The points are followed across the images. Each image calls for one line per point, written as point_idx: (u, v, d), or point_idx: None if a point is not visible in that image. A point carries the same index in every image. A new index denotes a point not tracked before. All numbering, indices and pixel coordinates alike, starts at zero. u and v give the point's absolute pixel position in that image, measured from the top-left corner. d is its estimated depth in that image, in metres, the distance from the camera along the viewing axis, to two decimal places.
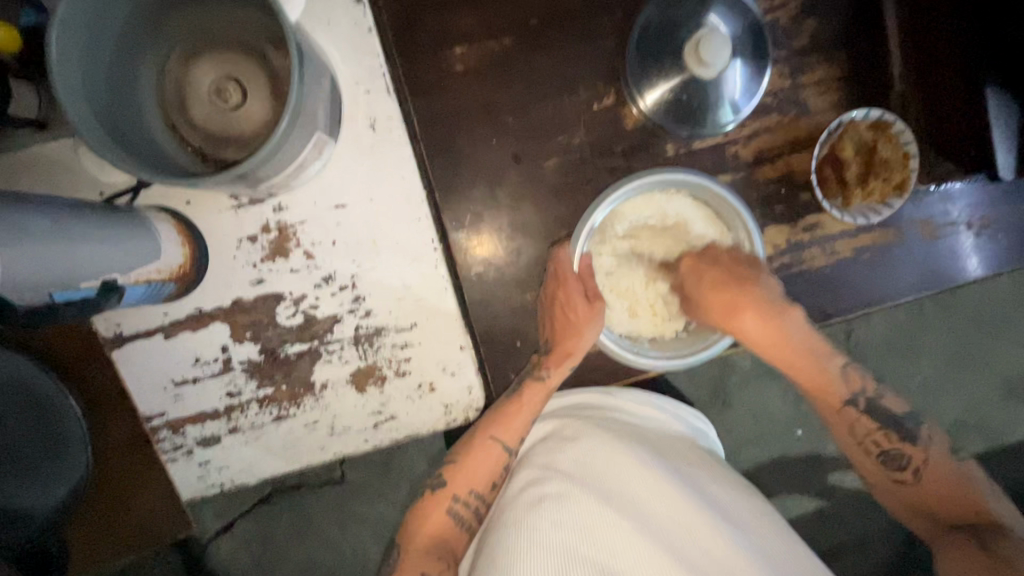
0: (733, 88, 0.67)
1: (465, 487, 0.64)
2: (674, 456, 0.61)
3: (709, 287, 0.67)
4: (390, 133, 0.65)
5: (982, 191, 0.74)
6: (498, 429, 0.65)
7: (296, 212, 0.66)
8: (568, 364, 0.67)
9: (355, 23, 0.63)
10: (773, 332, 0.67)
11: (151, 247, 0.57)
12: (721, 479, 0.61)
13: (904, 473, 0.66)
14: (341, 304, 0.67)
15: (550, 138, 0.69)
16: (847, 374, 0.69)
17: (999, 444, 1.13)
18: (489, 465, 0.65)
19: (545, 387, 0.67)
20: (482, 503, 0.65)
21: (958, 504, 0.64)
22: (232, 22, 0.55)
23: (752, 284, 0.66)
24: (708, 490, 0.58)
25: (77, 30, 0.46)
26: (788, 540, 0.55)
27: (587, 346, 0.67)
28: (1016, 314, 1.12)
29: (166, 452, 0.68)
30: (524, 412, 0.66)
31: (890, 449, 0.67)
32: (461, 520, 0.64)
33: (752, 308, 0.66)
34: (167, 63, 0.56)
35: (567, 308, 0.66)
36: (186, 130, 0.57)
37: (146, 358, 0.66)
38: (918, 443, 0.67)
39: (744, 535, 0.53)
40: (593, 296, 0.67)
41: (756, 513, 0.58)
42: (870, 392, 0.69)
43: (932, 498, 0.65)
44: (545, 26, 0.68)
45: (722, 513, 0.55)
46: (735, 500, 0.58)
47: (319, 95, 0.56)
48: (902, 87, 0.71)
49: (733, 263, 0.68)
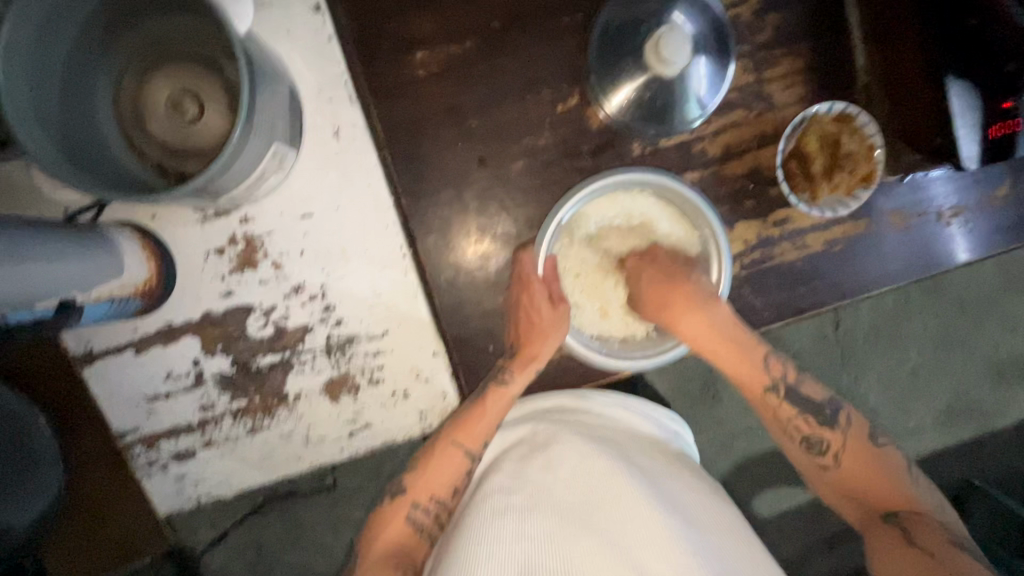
0: (698, 85, 0.67)
1: (424, 493, 0.64)
2: (643, 461, 0.61)
3: (648, 284, 0.68)
4: (353, 142, 0.66)
5: (953, 179, 0.73)
6: (460, 434, 0.65)
7: (263, 223, 0.65)
8: (534, 367, 0.66)
9: (316, 32, 0.64)
10: (742, 331, 0.67)
11: (116, 265, 0.57)
12: (690, 485, 0.61)
13: (823, 457, 0.65)
14: (311, 313, 0.67)
15: (517, 140, 0.69)
16: (771, 363, 0.68)
17: (987, 428, 1.14)
18: (451, 470, 0.64)
19: (508, 392, 0.66)
20: (442, 508, 0.64)
21: (883, 492, 0.62)
22: (185, 35, 0.55)
23: (683, 282, 0.67)
24: (674, 498, 0.57)
25: (22, 49, 0.45)
26: (750, 547, 0.56)
27: (554, 349, 0.67)
28: (1000, 298, 1.12)
29: (139, 468, 0.68)
30: (488, 417, 0.65)
31: (812, 435, 0.66)
32: (419, 525, 0.63)
33: (683, 304, 0.66)
34: (122, 79, 0.56)
35: (531, 310, 0.66)
36: (145, 145, 0.57)
37: (116, 374, 0.66)
38: (836, 429, 0.66)
39: (707, 543, 0.53)
40: (557, 298, 0.68)
41: (722, 518, 0.58)
42: (791, 380, 0.68)
43: (850, 481, 0.64)
44: (505, 29, 0.68)
45: (686, 521, 0.55)
46: (702, 505, 0.58)
47: (276, 106, 0.56)
48: (867, 79, 0.71)
49: (670, 262, 0.69)
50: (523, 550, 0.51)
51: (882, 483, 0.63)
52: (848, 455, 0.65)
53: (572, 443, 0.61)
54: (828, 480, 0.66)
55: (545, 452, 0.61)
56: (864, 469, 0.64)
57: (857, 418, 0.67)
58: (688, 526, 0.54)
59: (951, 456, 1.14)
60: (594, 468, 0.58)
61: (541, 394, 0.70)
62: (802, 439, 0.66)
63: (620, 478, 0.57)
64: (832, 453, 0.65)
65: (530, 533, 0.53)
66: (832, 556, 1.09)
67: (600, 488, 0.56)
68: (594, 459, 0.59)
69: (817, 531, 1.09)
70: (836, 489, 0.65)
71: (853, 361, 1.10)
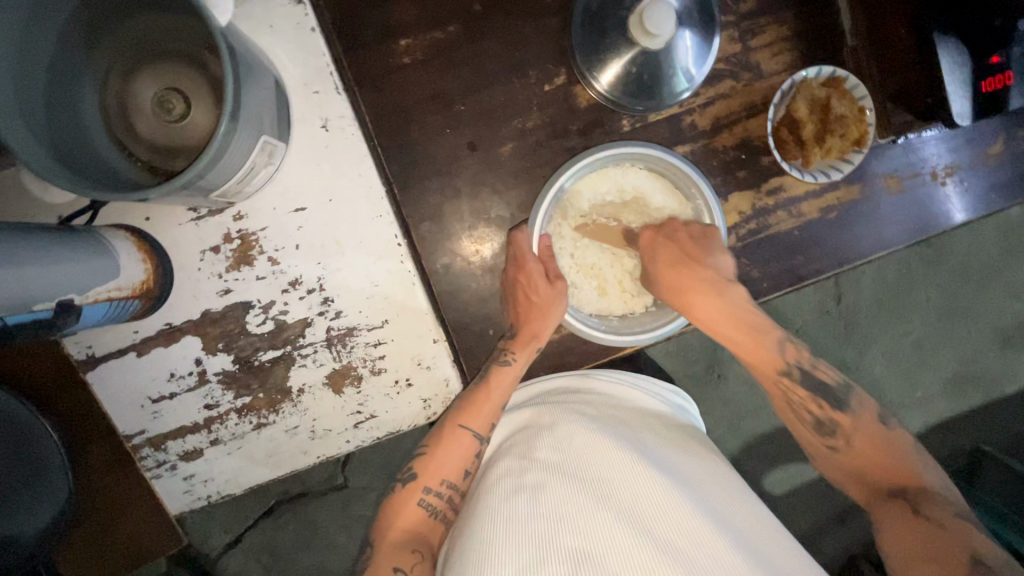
0: (684, 58, 0.66)
1: (435, 478, 0.64)
2: (647, 436, 0.61)
3: (664, 266, 0.69)
4: (342, 132, 0.65)
5: (946, 138, 0.73)
6: (465, 417, 0.65)
7: (256, 219, 0.66)
8: (534, 347, 0.67)
9: (297, 24, 0.63)
10: (721, 308, 0.68)
11: (111, 265, 0.57)
12: (697, 455, 0.61)
13: (836, 440, 0.66)
14: (310, 307, 0.67)
15: (505, 122, 0.69)
16: (784, 347, 0.69)
17: (995, 393, 1.14)
18: (459, 454, 0.65)
19: (512, 372, 0.67)
20: (454, 491, 0.65)
21: (894, 469, 0.63)
22: (169, 33, 0.55)
23: (699, 265, 0.68)
24: (683, 469, 0.58)
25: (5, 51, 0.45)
26: (759, 514, 0.56)
27: (552, 327, 0.68)
28: (1003, 262, 1.12)
29: (149, 469, 0.69)
30: (492, 400, 0.66)
31: (823, 416, 0.67)
32: (434, 511, 0.63)
33: (699, 287, 0.68)
34: (107, 81, 0.56)
35: (528, 289, 0.67)
36: (134, 145, 0.57)
37: (119, 377, 0.66)
38: (846, 409, 0.67)
39: (717, 512, 0.53)
40: (554, 276, 0.68)
41: (730, 487, 0.58)
42: (805, 364, 0.69)
43: (868, 466, 0.64)
44: (488, 12, 0.68)
45: (694, 491, 0.55)
46: (709, 475, 0.58)
47: (261, 99, 0.56)
48: (855, 43, 0.70)
49: (687, 240, 0.69)
50: (532, 529, 0.52)
51: (895, 460, 0.64)
52: (859, 436, 0.66)
53: (577, 423, 0.61)
54: (838, 461, 0.66)
55: (552, 433, 0.61)
56: (872, 449, 0.65)
57: (867, 403, 0.68)
58: (697, 496, 0.54)
59: (961, 422, 1.13)
60: (600, 445, 0.58)
61: (545, 377, 0.70)
62: (815, 423, 0.67)
63: (627, 454, 0.57)
64: (844, 435, 0.66)
65: (538, 513, 0.53)
66: (846, 529, 1.09)
67: (609, 464, 0.56)
68: (600, 437, 0.59)
69: (830, 505, 1.09)
70: (846, 468, 0.66)
71: (858, 333, 1.10)
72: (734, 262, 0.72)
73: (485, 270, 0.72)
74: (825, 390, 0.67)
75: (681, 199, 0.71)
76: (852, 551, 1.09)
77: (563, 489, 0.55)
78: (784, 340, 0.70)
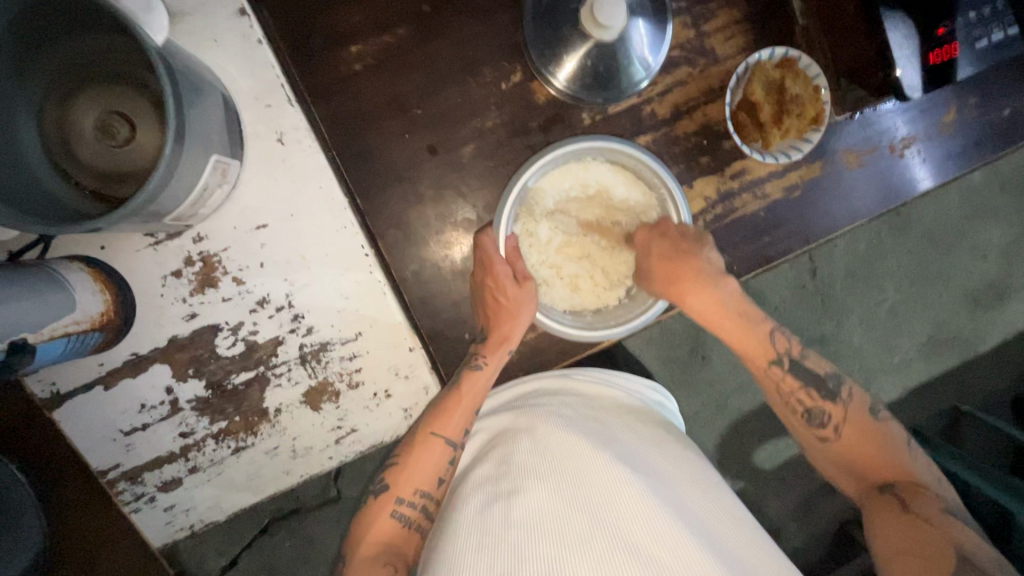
0: (639, 46, 0.66)
1: (408, 488, 0.63)
2: (626, 434, 0.62)
3: (657, 261, 0.69)
4: (299, 145, 0.64)
5: (901, 111, 0.74)
6: (438, 424, 0.64)
7: (217, 240, 0.64)
8: (506, 349, 0.68)
9: (242, 36, 0.62)
10: (713, 301, 0.70)
11: (66, 299, 0.55)
12: (672, 451, 0.61)
13: (827, 432, 0.68)
14: (281, 325, 0.66)
15: (464, 124, 0.69)
16: (775, 337, 0.71)
17: (969, 354, 1.16)
18: (436, 461, 0.64)
19: (485, 375, 0.67)
20: (429, 500, 0.64)
21: (883, 463, 0.65)
22: (107, 55, 0.54)
23: (694, 258, 0.69)
24: (657, 467, 0.58)
25: None
26: (731, 508, 0.57)
27: (524, 327, 0.68)
28: (967, 225, 1.14)
29: (127, 503, 0.67)
30: (465, 403, 0.65)
31: (812, 407, 0.69)
32: (408, 522, 0.63)
33: (694, 281, 0.69)
34: (45, 107, 0.54)
35: (497, 291, 0.66)
36: (80, 173, 0.55)
37: (88, 413, 0.64)
38: (838, 401, 0.68)
39: (689, 510, 0.54)
40: (522, 277, 0.67)
41: (702, 483, 0.59)
42: (795, 354, 0.71)
43: (851, 454, 0.67)
44: (437, 12, 0.67)
45: (668, 489, 0.56)
46: (684, 472, 0.59)
47: (209, 117, 0.55)
48: (805, 22, 0.71)
49: (681, 238, 0.68)
50: (512, 535, 0.52)
51: (883, 455, 0.65)
52: (849, 428, 0.67)
53: (555, 424, 0.61)
54: (826, 452, 0.69)
55: (529, 435, 0.61)
56: (863, 442, 0.67)
57: (857, 394, 0.69)
58: (671, 495, 0.55)
59: (938, 384, 1.16)
60: (577, 447, 0.58)
61: (521, 379, 0.70)
62: (806, 413, 0.69)
63: (603, 454, 0.57)
64: (834, 426, 0.68)
65: (517, 519, 0.53)
66: (835, 497, 1.11)
67: (584, 465, 0.57)
68: (577, 439, 0.59)
69: (819, 475, 1.11)
70: (836, 461, 0.68)
71: (834, 304, 1.12)
72: None
73: (456, 273, 0.71)
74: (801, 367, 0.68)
75: (646, 191, 0.71)
76: (842, 519, 1.11)
77: (540, 492, 0.55)
78: (775, 332, 0.71)
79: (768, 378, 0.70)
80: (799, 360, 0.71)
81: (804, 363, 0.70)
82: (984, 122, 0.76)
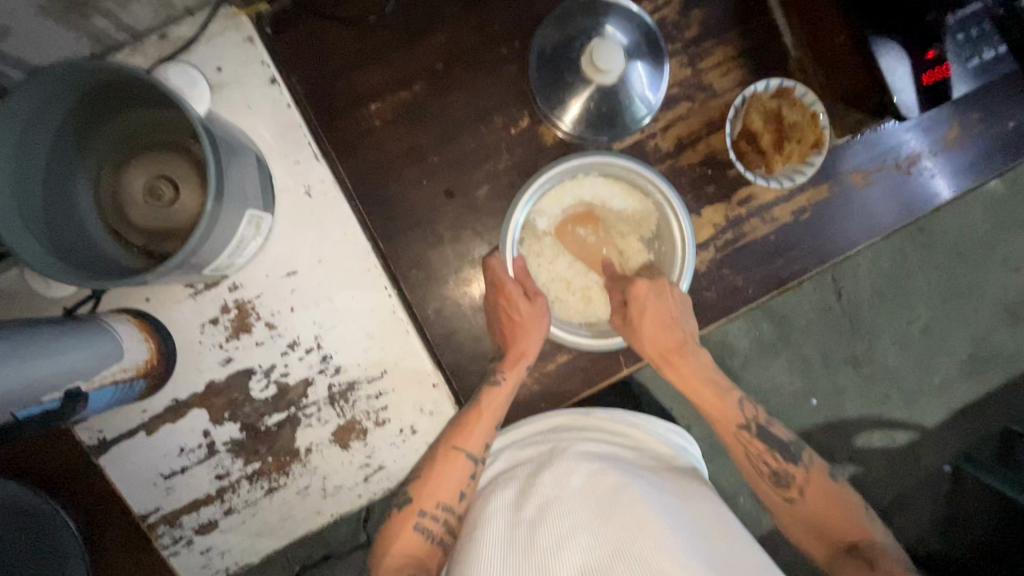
0: (639, 86, 0.71)
1: (430, 501, 0.64)
2: (647, 475, 0.62)
3: (650, 322, 0.68)
4: (325, 196, 0.69)
5: (905, 128, 0.76)
6: (460, 438, 0.66)
7: (250, 288, 0.68)
8: (523, 365, 0.69)
9: (274, 101, 0.68)
10: (697, 371, 0.71)
11: (114, 347, 0.59)
12: (693, 496, 0.61)
13: (792, 492, 0.68)
14: (310, 366, 0.69)
15: (477, 167, 0.73)
16: (747, 405, 0.71)
17: (1015, 371, 1.12)
18: (457, 476, 0.65)
19: (504, 390, 0.68)
20: (450, 514, 0.65)
21: (855, 528, 0.65)
22: (155, 127, 0.60)
23: (682, 327, 0.70)
24: (681, 507, 0.58)
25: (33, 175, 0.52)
26: (755, 550, 0.57)
27: (539, 343, 0.69)
28: (997, 238, 1.12)
29: (166, 547, 0.68)
30: (485, 419, 0.67)
31: (782, 472, 0.68)
32: (432, 535, 0.64)
33: (681, 349, 0.71)
34: (101, 177, 0.60)
35: (510, 310, 0.69)
36: (128, 232, 0.60)
37: (133, 457, 0.67)
38: (801, 465, 0.68)
39: (714, 549, 0.53)
40: (533, 293, 0.69)
41: (724, 526, 0.58)
42: (766, 422, 0.71)
43: (824, 518, 0.66)
44: (449, 68, 0.72)
45: (693, 529, 0.55)
46: (705, 516, 0.59)
47: (244, 174, 0.60)
48: (798, 54, 0.74)
49: (674, 303, 0.69)
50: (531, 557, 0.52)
51: (852, 523, 0.65)
52: (817, 491, 0.67)
53: (575, 458, 0.63)
54: (793, 513, 0.68)
55: (552, 468, 0.62)
56: (829, 504, 0.67)
57: (822, 461, 0.70)
58: (693, 532, 0.54)
59: (982, 405, 1.12)
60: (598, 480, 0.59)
61: (543, 415, 0.71)
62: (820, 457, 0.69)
63: (625, 487, 0.57)
64: (797, 488, 0.67)
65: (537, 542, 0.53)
66: None
67: (608, 496, 0.57)
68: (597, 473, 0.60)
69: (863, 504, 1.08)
70: (809, 526, 0.67)
71: (861, 325, 1.10)
72: (717, 273, 0.74)
73: (474, 309, 0.74)
74: (795, 452, 0.69)
75: (643, 199, 0.73)
76: None
77: (560, 519, 0.56)
78: (747, 401, 0.72)
79: (739, 442, 0.70)
80: (766, 424, 0.71)
81: (777, 432, 0.70)
82: (990, 135, 0.77)
